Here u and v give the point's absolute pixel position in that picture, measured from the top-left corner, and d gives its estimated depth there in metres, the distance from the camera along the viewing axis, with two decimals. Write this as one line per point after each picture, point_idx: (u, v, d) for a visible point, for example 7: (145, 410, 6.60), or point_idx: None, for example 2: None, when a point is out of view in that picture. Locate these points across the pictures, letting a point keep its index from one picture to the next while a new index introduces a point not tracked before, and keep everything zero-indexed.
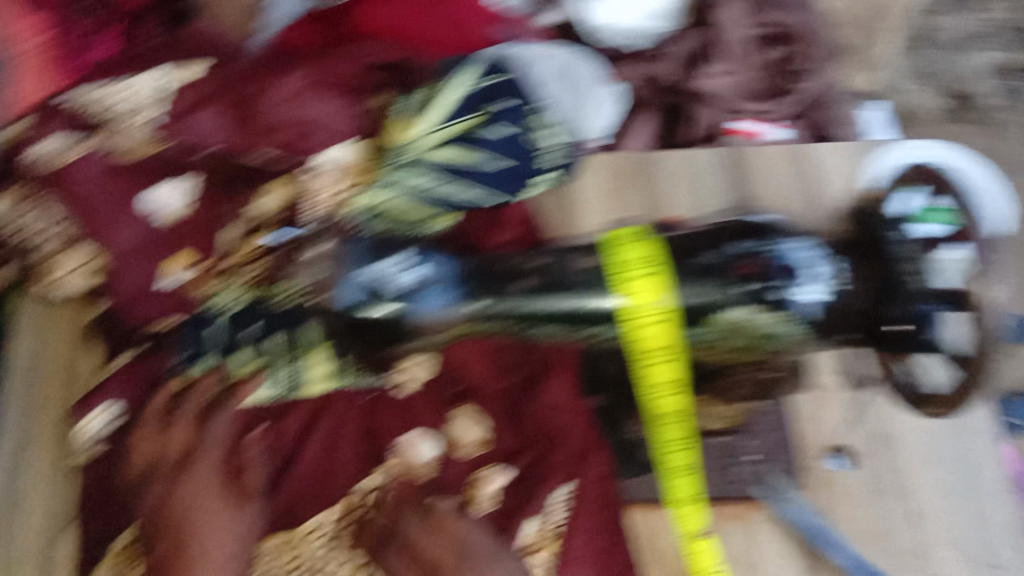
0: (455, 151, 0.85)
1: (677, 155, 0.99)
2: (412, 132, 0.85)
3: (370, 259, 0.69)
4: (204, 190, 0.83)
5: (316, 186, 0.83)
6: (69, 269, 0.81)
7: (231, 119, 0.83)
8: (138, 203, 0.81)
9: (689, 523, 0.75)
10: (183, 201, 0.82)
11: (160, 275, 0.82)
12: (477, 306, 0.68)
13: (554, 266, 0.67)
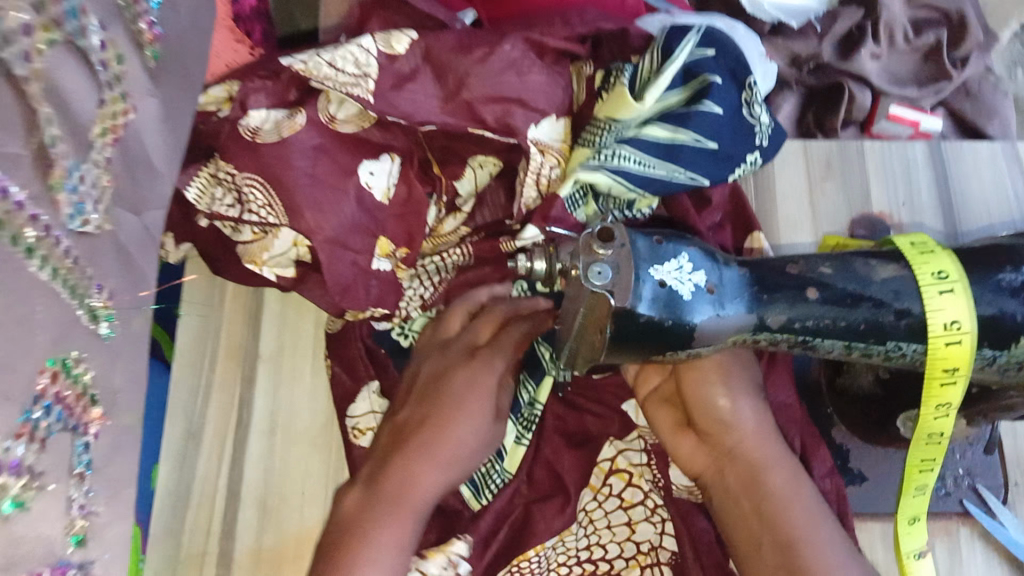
0: (663, 130, 0.79)
1: (877, 147, 0.93)
2: (625, 110, 0.81)
3: (651, 260, 0.58)
4: (413, 166, 0.83)
5: (529, 168, 0.80)
6: (278, 253, 0.79)
7: (442, 90, 0.78)
8: (358, 176, 0.79)
9: (904, 542, 0.70)
10: (390, 180, 0.81)
11: (376, 255, 0.80)
12: (776, 321, 0.59)
13: (855, 275, 0.60)
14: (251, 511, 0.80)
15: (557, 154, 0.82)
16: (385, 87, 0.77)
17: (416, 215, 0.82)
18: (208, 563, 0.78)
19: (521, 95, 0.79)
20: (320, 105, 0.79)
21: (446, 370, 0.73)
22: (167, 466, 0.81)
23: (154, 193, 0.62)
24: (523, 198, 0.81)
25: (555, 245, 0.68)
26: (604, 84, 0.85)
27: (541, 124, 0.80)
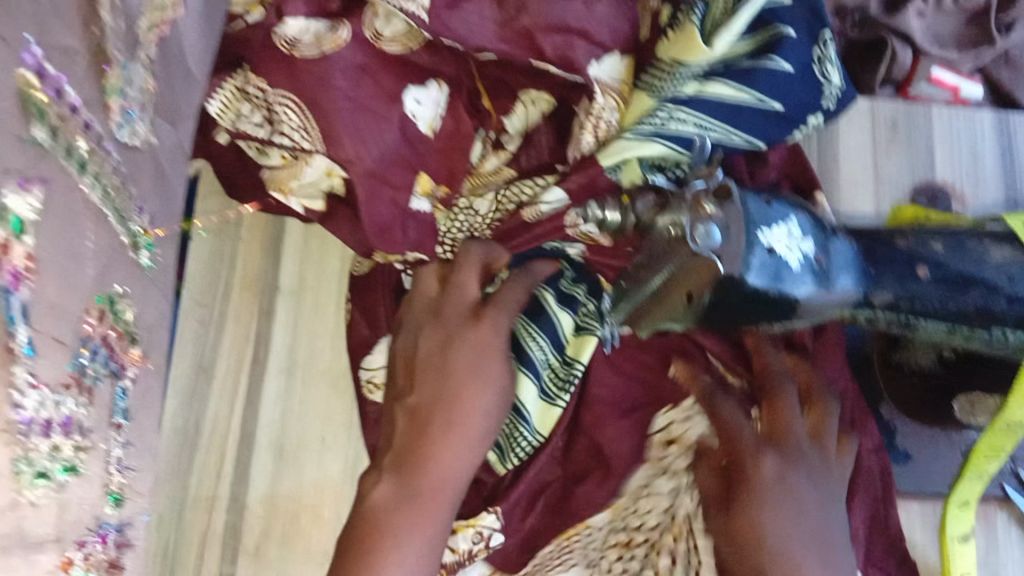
0: (724, 89, 0.61)
1: (943, 110, 0.87)
2: (696, 58, 0.59)
3: (761, 223, 0.52)
4: (461, 98, 0.65)
5: (591, 108, 0.61)
6: (307, 183, 0.66)
7: (498, 8, 0.60)
8: (401, 103, 0.63)
9: (951, 525, 0.68)
10: (438, 113, 0.65)
11: (414, 193, 0.64)
12: (880, 300, 0.55)
13: (969, 257, 0.55)
14: (265, 456, 0.74)
15: (618, 96, 0.62)
16: (438, 4, 0.59)
17: (459, 153, 0.65)
18: (218, 507, 0.73)
19: (591, 24, 0.60)
20: (365, 18, 0.62)
21: (445, 340, 0.61)
22: (176, 403, 0.75)
23: (190, 101, 0.51)
24: (579, 144, 0.62)
25: (630, 194, 0.59)
26: (671, 19, 0.61)
27: (604, 60, 0.62)
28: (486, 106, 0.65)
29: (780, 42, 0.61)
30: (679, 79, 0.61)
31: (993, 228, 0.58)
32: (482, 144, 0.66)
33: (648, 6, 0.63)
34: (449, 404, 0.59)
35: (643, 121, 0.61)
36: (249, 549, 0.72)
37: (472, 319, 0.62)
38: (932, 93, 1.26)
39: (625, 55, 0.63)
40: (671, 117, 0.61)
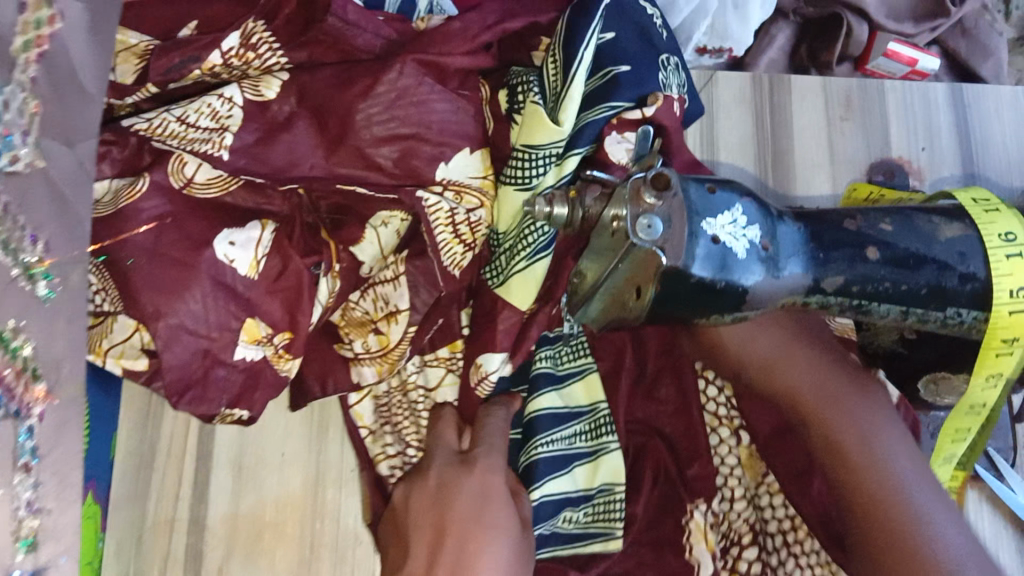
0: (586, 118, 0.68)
1: (898, 84, 0.86)
2: (546, 134, 0.66)
3: (704, 212, 0.51)
4: (295, 233, 0.67)
5: (439, 215, 0.67)
6: (117, 341, 0.64)
7: (324, 138, 0.66)
8: (212, 249, 0.63)
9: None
10: (259, 250, 0.65)
11: (239, 342, 0.65)
12: (833, 284, 0.54)
13: (919, 234, 0.54)
14: (225, 473, 0.73)
15: (478, 194, 0.70)
16: (247, 142, 0.65)
17: (296, 293, 0.66)
18: (179, 529, 0.71)
19: (421, 129, 0.66)
20: (171, 167, 0.64)
21: (440, 492, 0.63)
22: (130, 426, 0.73)
23: (85, 120, 0.55)
24: (454, 256, 0.68)
25: (576, 188, 0.60)
26: (512, 103, 0.71)
27: (452, 161, 0.68)
28: (325, 240, 0.67)
29: (617, 82, 0.68)
30: (540, 163, 0.67)
31: (943, 205, 0.57)
32: (324, 279, 0.67)
33: (486, 117, 0.71)
34: (460, 553, 0.58)
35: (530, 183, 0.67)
36: (212, 569, 0.70)
37: (458, 468, 0.64)
38: (891, 69, 1.25)
39: (474, 148, 0.70)
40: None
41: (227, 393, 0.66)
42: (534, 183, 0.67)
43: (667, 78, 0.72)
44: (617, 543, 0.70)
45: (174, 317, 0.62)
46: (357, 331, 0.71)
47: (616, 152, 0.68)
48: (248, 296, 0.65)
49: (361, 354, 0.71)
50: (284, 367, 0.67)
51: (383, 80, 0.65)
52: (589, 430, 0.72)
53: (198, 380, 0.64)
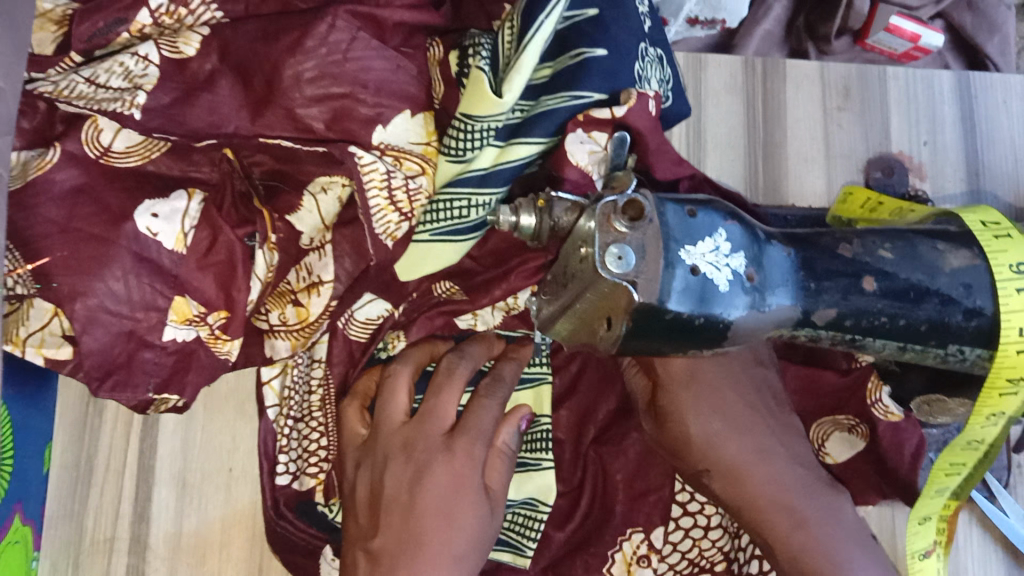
0: (544, 101, 0.59)
1: (901, 73, 0.80)
2: (489, 109, 0.57)
3: (684, 239, 0.46)
4: (225, 202, 0.62)
5: (374, 178, 0.60)
6: (33, 329, 0.57)
7: (249, 98, 0.58)
8: (132, 222, 0.58)
9: (910, 540, 0.61)
10: (186, 222, 0.60)
11: (168, 323, 0.61)
12: (824, 318, 0.49)
13: (921, 264, 0.49)
14: (168, 490, 0.68)
15: (420, 161, 0.62)
16: (162, 102, 0.58)
17: (229, 267, 0.62)
18: (119, 548, 0.67)
19: (357, 88, 0.58)
20: (85, 135, 0.59)
21: (416, 474, 0.54)
22: (65, 437, 0.68)
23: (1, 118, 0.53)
24: (381, 225, 0.60)
25: (546, 197, 0.54)
26: (461, 66, 0.62)
27: (392, 125, 0.60)
28: (258, 209, 0.62)
29: (587, 67, 0.58)
30: (476, 136, 0.58)
31: (948, 228, 0.52)
32: (259, 251, 0.62)
33: (434, 79, 0.63)
34: (413, 550, 0.51)
35: (458, 159, 0.59)
36: None
37: (404, 430, 0.57)
38: (892, 45, 1.17)
39: (416, 111, 0.62)
40: (471, 198, 0.58)
41: (154, 377, 0.61)
42: (469, 157, 0.59)
43: (643, 70, 0.63)
44: (524, 561, 0.65)
45: (93, 296, 0.57)
46: (275, 302, 0.65)
47: (578, 155, 0.58)
48: (176, 273, 0.61)
49: (277, 326, 0.65)
50: (222, 348, 0.63)
51: (313, 34, 0.57)
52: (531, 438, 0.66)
53: (121, 365, 0.60)
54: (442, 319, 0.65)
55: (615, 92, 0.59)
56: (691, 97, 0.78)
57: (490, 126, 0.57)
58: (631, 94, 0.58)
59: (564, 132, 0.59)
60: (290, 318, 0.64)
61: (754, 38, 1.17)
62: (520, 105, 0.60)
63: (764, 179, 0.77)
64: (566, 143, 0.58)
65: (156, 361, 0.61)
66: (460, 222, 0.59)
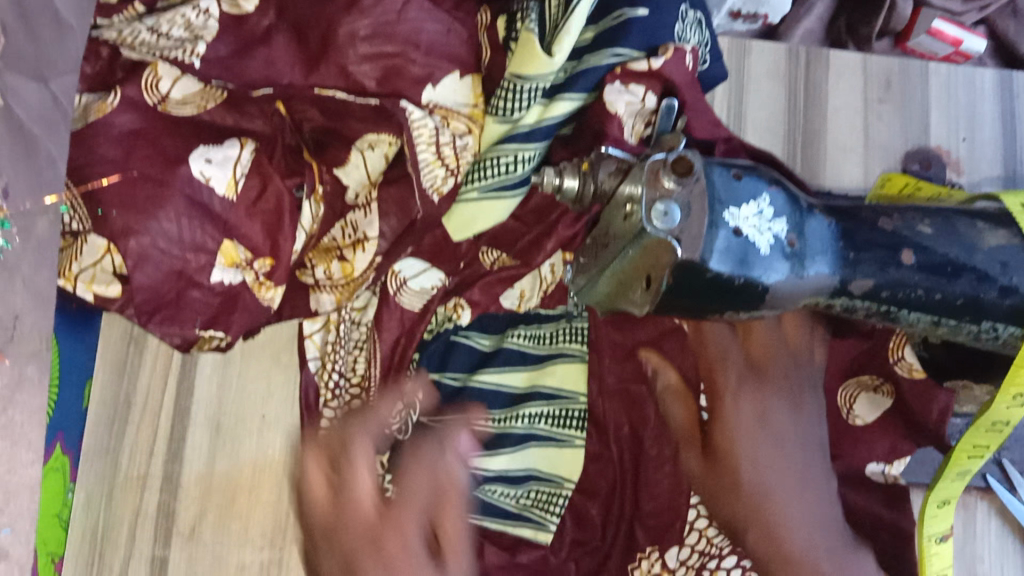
0: (588, 61, 0.61)
1: (942, 68, 0.81)
2: (536, 69, 0.60)
3: (728, 200, 0.47)
4: (276, 153, 0.63)
5: (424, 135, 0.61)
6: (87, 265, 0.58)
7: (304, 53, 0.61)
8: (186, 165, 0.59)
9: (927, 524, 0.62)
10: (238, 169, 0.61)
11: (216, 265, 0.60)
12: (861, 288, 0.50)
13: (959, 240, 0.50)
14: (202, 432, 0.70)
15: (467, 121, 0.63)
16: (221, 53, 0.60)
17: (276, 217, 0.62)
18: (151, 486, 0.69)
19: (408, 48, 0.60)
20: (146, 82, 0.60)
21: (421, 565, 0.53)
22: (106, 376, 0.70)
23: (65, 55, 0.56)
24: (431, 179, 0.61)
25: (591, 160, 0.55)
26: (509, 31, 0.63)
27: (441, 84, 0.62)
28: (308, 161, 0.63)
29: (628, 27, 0.61)
30: (524, 97, 0.61)
31: (986, 208, 0.52)
32: (307, 202, 0.63)
33: (481, 45, 0.64)
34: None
35: (505, 119, 0.62)
36: (183, 531, 0.68)
37: (376, 511, 0.50)
38: (934, 49, 1.17)
39: (465, 73, 0.64)
40: (518, 154, 0.61)
41: (201, 315, 0.61)
42: (516, 118, 0.62)
43: (684, 31, 0.65)
44: (546, 535, 0.65)
45: (143, 234, 0.57)
46: (320, 257, 0.65)
47: (617, 103, 0.60)
48: (226, 219, 0.61)
49: (323, 282, 0.65)
50: (265, 296, 0.62)
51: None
52: (558, 414, 0.67)
53: (170, 302, 0.60)
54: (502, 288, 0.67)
55: (655, 48, 0.62)
56: (734, 79, 0.79)
57: (536, 87, 0.61)
58: (669, 46, 0.61)
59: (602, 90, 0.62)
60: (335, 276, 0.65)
61: (796, 34, 1.17)
62: (565, 67, 0.63)
63: (803, 162, 0.78)
64: (605, 95, 0.61)
65: (203, 302, 0.61)
66: (504, 179, 0.62)
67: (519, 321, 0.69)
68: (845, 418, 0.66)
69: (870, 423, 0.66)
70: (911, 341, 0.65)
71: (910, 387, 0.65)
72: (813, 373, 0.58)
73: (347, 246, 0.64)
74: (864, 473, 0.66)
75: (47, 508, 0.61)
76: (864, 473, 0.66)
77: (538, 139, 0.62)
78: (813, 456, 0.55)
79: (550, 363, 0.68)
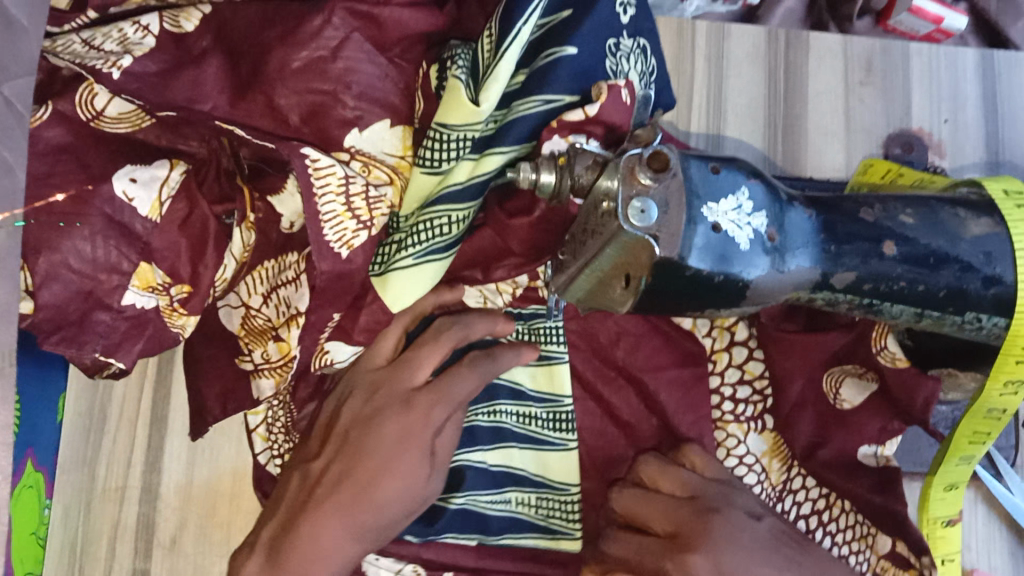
0: (522, 105, 0.58)
1: (924, 49, 0.79)
2: (462, 117, 0.57)
3: (707, 196, 0.46)
4: (208, 177, 0.61)
5: (334, 181, 0.56)
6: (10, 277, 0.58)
7: (234, 81, 0.58)
8: (109, 184, 0.58)
9: (934, 507, 0.63)
10: (164, 191, 0.60)
11: (130, 287, 0.59)
12: (843, 281, 0.49)
13: (942, 230, 0.49)
14: (179, 440, 0.68)
15: (390, 171, 0.62)
16: (148, 70, 0.58)
17: (201, 240, 0.61)
18: (129, 496, 0.67)
19: (339, 87, 0.58)
20: (79, 97, 0.59)
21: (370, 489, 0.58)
22: (78, 387, 0.69)
23: (18, 58, 0.53)
24: (340, 233, 0.56)
25: (567, 155, 0.53)
26: (440, 80, 0.61)
27: (368, 129, 0.60)
28: (240, 186, 0.61)
29: (558, 67, 0.58)
30: (451, 147, 0.58)
31: (968, 197, 0.51)
32: (237, 229, 0.61)
33: (415, 97, 0.62)
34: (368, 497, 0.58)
35: (438, 180, 0.59)
36: (165, 541, 0.67)
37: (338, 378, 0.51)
38: (915, 25, 1.14)
39: (396, 123, 0.62)
40: (450, 215, 0.58)
41: (104, 338, 0.59)
42: (444, 169, 0.59)
43: (618, 65, 0.62)
44: (572, 542, 0.68)
45: (58, 252, 0.57)
46: (257, 341, 0.63)
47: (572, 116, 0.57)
48: (147, 241, 0.60)
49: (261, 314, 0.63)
50: (177, 322, 0.62)
51: (307, 27, 0.58)
52: (547, 417, 0.69)
53: (74, 322, 0.59)
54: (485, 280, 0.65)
55: (587, 91, 0.59)
56: (711, 67, 0.78)
57: (463, 136, 0.58)
58: (603, 89, 0.58)
59: (539, 138, 0.58)
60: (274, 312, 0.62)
61: (776, 14, 1.15)
62: (495, 116, 0.60)
63: (784, 147, 0.77)
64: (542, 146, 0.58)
65: (110, 324, 0.60)
66: (433, 247, 0.58)
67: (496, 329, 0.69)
68: (831, 402, 0.67)
69: (858, 407, 0.66)
70: (895, 329, 0.64)
71: (894, 376, 0.64)
72: (731, 491, 0.62)
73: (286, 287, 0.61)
74: (856, 457, 0.67)
75: (23, 522, 0.61)
76: (857, 457, 0.67)
77: (459, 208, 0.58)
78: (774, 547, 0.58)
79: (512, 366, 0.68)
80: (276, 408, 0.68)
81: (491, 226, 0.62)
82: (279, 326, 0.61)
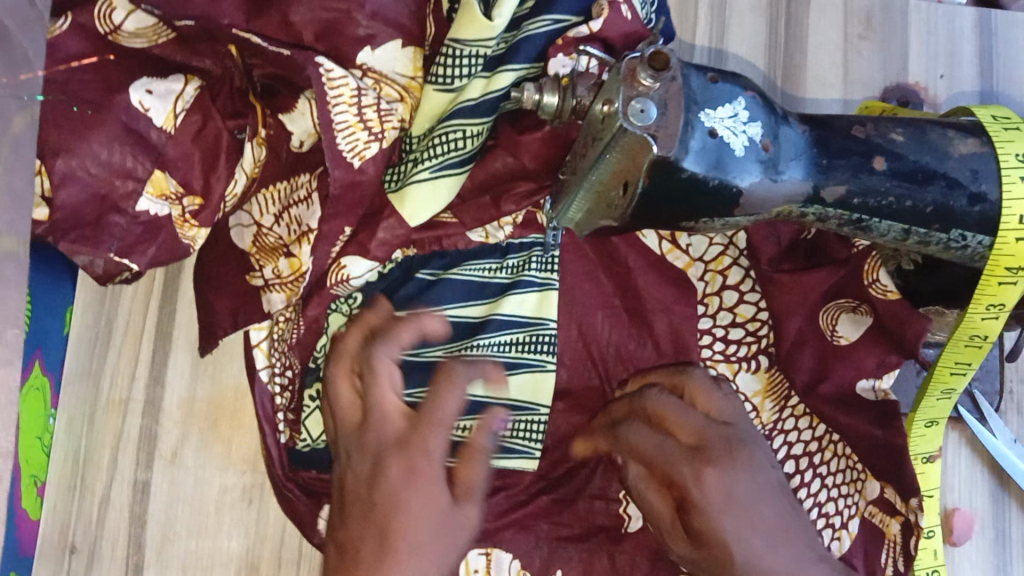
0: (530, 24, 0.61)
1: (922, 5, 0.81)
2: (474, 34, 0.59)
3: (704, 101, 0.47)
4: (221, 94, 0.63)
5: (346, 93, 0.59)
6: None
7: None
8: (126, 93, 0.60)
9: (914, 444, 0.66)
10: (179, 103, 0.61)
11: (144, 194, 0.62)
12: (833, 195, 0.50)
13: (931, 147, 0.51)
14: (184, 356, 0.70)
15: (400, 90, 0.63)
16: None
17: (213, 154, 0.63)
18: (132, 410, 0.69)
19: (353, 7, 0.59)
20: (98, 11, 0.60)
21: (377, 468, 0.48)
22: (86, 301, 0.71)
23: None
24: (354, 146, 0.59)
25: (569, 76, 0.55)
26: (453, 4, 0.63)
27: (380, 49, 0.61)
28: (252, 103, 0.63)
29: None
30: (463, 64, 0.60)
31: (962, 121, 0.53)
32: (248, 144, 0.63)
33: (426, 21, 0.64)
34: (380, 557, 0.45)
35: (448, 96, 0.61)
36: (166, 454, 0.68)
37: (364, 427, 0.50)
38: None
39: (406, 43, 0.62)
40: (467, 130, 0.60)
41: (121, 240, 0.62)
42: (456, 87, 0.61)
43: None
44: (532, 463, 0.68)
45: (74, 156, 0.59)
46: (268, 257, 0.66)
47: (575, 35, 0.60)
48: (162, 151, 0.62)
49: (273, 230, 0.66)
50: (188, 234, 0.64)
51: None
52: (533, 340, 0.69)
53: (89, 224, 0.61)
54: (490, 215, 0.67)
55: (588, 11, 0.61)
56: (715, 14, 0.79)
57: (474, 53, 0.60)
58: (603, 6, 0.60)
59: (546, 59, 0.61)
60: (282, 232, 0.65)
61: None
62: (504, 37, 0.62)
63: (782, 91, 0.78)
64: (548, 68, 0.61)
65: (125, 229, 0.62)
66: (450, 164, 0.61)
67: (494, 253, 0.69)
68: (828, 339, 0.68)
69: (854, 342, 0.68)
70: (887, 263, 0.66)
71: (885, 307, 0.65)
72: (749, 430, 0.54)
73: (297, 210, 0.64)
74: (854, 391, 0.68)
75: (28, 425, 0.62)
76: (856, 392, 0.68)
77: (474, 124, 0.60)
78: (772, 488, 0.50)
79: (508, 294, 0.68)
80: (281, 325, 0.67)
81: (503, 147, 0.64)
82: (286, 243, 0.65)
